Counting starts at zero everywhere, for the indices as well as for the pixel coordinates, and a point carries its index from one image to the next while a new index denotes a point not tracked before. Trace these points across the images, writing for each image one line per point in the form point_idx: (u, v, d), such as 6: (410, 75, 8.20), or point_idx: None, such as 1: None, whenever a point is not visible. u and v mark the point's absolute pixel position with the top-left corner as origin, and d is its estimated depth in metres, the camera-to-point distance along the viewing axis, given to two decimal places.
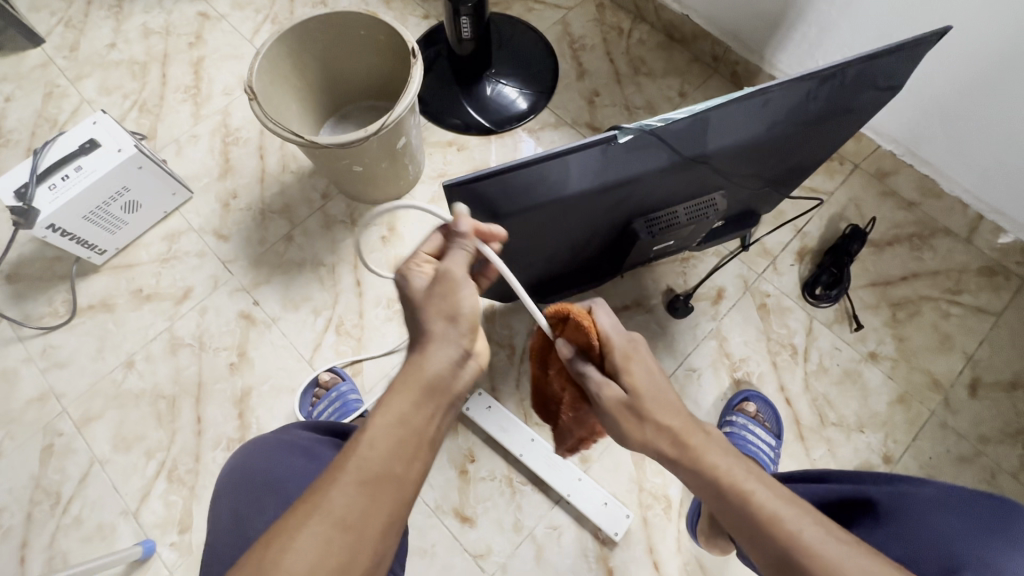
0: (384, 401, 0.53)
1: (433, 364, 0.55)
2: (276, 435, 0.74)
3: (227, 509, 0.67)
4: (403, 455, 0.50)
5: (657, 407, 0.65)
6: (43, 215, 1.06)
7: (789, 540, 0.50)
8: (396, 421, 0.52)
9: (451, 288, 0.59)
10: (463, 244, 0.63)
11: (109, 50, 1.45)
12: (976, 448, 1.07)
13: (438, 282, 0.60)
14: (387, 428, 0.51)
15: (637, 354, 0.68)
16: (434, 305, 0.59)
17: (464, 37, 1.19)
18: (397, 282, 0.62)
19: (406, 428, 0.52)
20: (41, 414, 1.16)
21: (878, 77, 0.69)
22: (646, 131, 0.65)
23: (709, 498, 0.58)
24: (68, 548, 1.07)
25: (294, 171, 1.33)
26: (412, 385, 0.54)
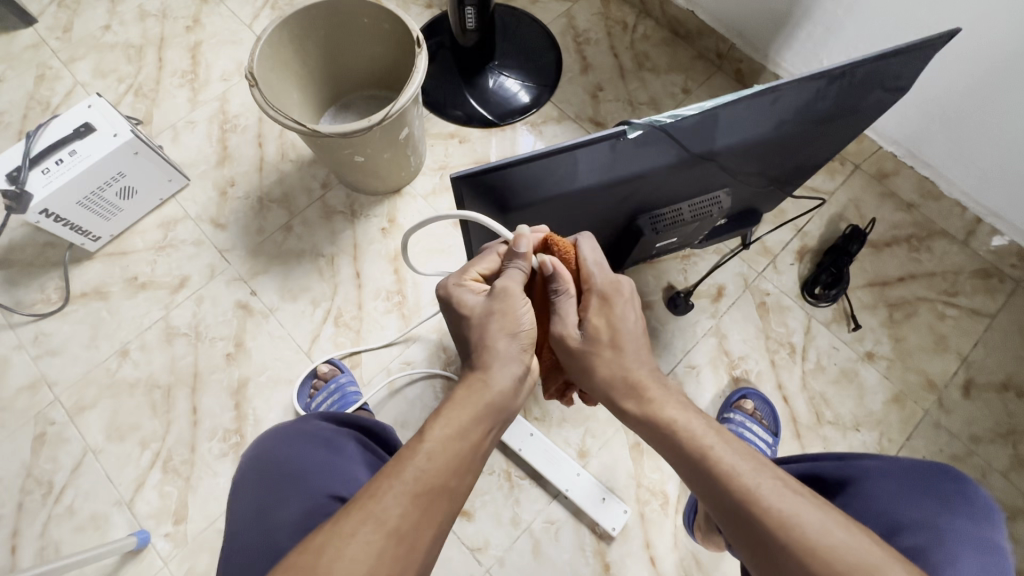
0: (442, 415, 0.55)
1: (494, 386, 0.58)
2: (296, 427, 0.74)
3: (248, 501, 0.65)
4: (458, 470, 0.52)
5: (621, 355, 0.66)
6: (36, 199, 1.04)
7: (746, 494, 0.51)
8: (452, 436, 0.54)
9: (509, 309, 0.63)
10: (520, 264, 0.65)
11: (103, 32, 1.42)
12: (968, 447, 1.09)
13: (497, 300, 0.63)
14: (445, 442, 0.53)
15: (619, 297, 0.67)
16: (495, 324, 0.62)
17: (469, 28, 1.18)
18: (449, 297, 0.66)
19: (462, 444, 0.54)
20: (33, 402, 1.14)
21: (886, 78, 0.69)
22: (656, 127, 0.64)
23: (665, 451, 0.60)
24: (60, 538, 1.06)
25: (294, 160, 1.31)
26: (469, 404, 0.56)
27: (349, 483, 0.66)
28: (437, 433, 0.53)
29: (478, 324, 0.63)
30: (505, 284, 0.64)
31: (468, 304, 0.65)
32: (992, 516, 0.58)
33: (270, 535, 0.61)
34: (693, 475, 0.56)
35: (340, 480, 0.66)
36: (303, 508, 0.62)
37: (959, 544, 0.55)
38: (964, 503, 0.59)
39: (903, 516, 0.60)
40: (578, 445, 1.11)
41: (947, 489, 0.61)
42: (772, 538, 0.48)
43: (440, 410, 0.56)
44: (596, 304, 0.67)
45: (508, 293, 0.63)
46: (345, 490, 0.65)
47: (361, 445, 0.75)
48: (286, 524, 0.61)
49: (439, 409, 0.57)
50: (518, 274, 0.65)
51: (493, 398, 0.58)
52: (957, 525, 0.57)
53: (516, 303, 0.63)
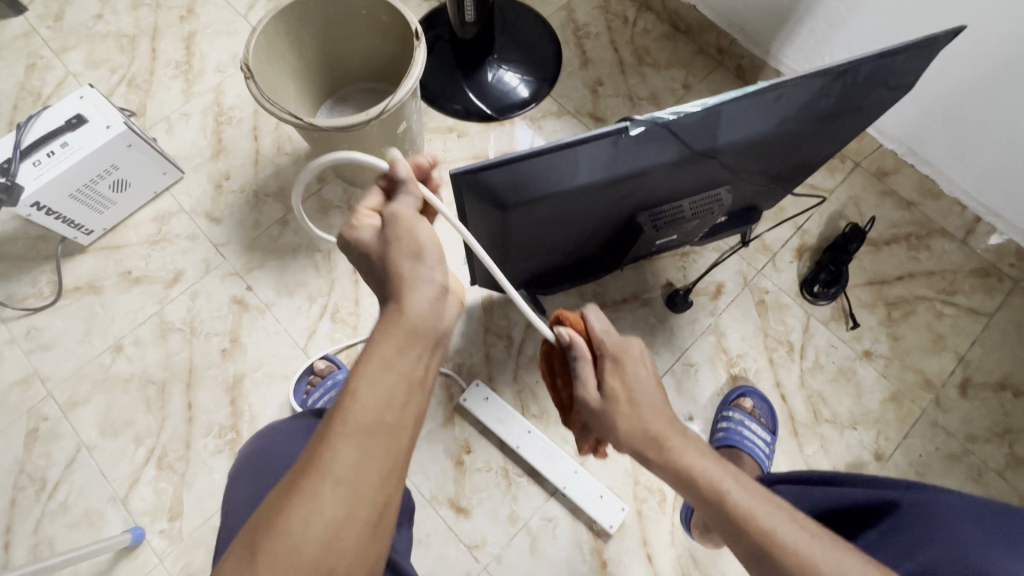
0: (373, 343, 0.47)
1: (422, 299, 0.50)
2: (288, 425, 0.75)
3: (245, 492, 0.65)
4: (395, 403, 0.45)
5: (637, 408, 0.66)
6: (27, 192, 1.02)
7: (769, 541, 0.50)
8: (385, 367, 0.46)
9: (406, 231, 0.53)
10: (410, 191, 0.56)
11: (95, 22, 1.40)
12: (964, 446, 1.09)
13: (390, 227, 0.54)
14: (377, 378, 0.45)
15: (627, 357, 0.69)
16: (400, 247, 0.52)
17: (468, 21, 1.17)
18: (341, 243, 0.55)
19: (397, 373, 0.46)
20: (25, 398, 1.13)
21: (889, 77, 0.68)
22: (658, 123, 0.63)
23: (685, 494, 0.60)
24: (54, 534, 1.05)
25: (290, 153, 1.30)
26: (399, 326, 0.48)
27: None
28: (368, 367, 0.45)
29: (381, 256, 0.53)
30: (397, 211, 0.54)
31: (365, 241, 0.54)
32: None
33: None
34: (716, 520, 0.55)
35: None
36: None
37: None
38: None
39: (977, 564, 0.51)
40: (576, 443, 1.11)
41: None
42: None
43: (369, 341, 0.47)
44: (609, 365, 0.69)
45: (405, 218, 0.54)
46: None
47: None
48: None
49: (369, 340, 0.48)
50: (410, 200, 0.56)
51: (427, 311, 0.50)
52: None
53: (417, 224, 0.54)
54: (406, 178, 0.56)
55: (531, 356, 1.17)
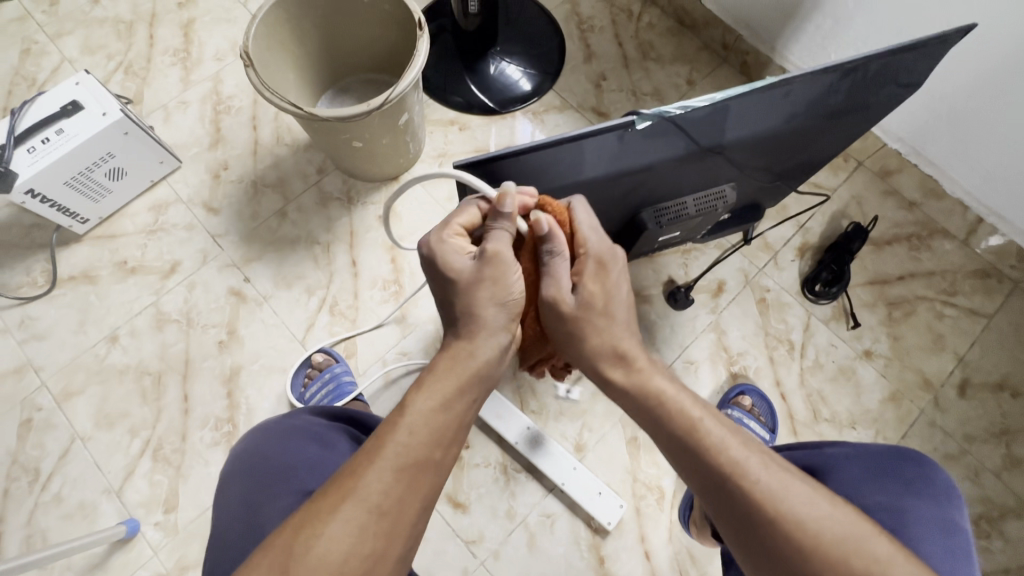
0: (425, 384, 0.57)
1: (482, 354, 0.60)
2: (286, 420, 0.72)
3: (236, 494, 0.64)
4: (441, 443, 0.54)
5: (608, 322, 0.64)
6: (21, 178, 1.00)
7: (733, 467, 0.53)
8: (435, 409, 0.55)
9: (500, 276, 0.61)
10: (506, 226, 0.61)
11: (91, 7, 1.38)
12: (962, 446, 1.09)
13: (485, 266, 0.60)
14: (429, 414, 0.54)
15: (613, 266, 0.65)
16: (484, 291, 0.61)
17: (471, 12, 1.15)
18: (429, 257, 0.62)
19: (448, 413, 0.56)
20: (19, 387, 1.11)
21: (899, 73, 0.67)
22: (665, 117, 0.63)
23: (654, 434, 0.61)
24: (47, 526, 1.04)
25: (289, 144, 1.28)
26: (458, 370, 0.58)
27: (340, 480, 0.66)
28: (419, 405, 0.54)
29: (464, 291, 0.61)
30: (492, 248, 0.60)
31: (456, 266, 0.61)
32: (953, 496, 0.62)
33: (255, 532, 0.60)
34: (681, 451, 0.58)
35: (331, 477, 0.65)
36: (291, 504, 0.61)
37: (925, 526, 0.59)
38: (923, 484, 0.63)
39: (870, 500, 0.64)
40: (575, 439, 1.10)
41: (910, 473, 0.65)
42: (759, 513, 0.50)
43: (422, 380, 0.57)
44: (592, 270, 0.64)
45: (501, 257, 0.60)
46: None
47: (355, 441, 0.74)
48: (272, 519, 0.60)
49: (422, 380, 0.58)
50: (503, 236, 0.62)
51: (477, 363, 0.59)
52: (921, 511, 0.61)
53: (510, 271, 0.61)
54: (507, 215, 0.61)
55: None
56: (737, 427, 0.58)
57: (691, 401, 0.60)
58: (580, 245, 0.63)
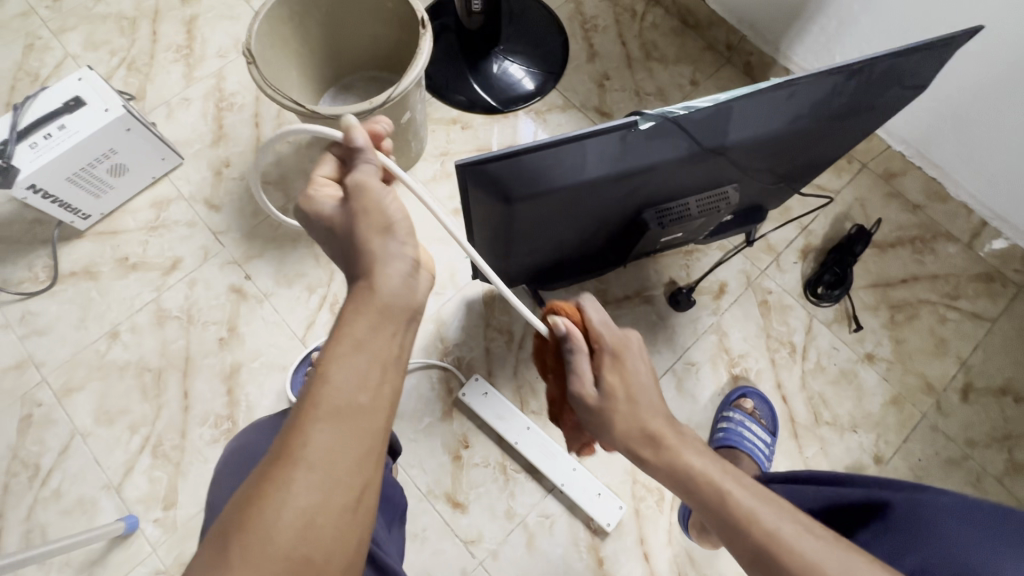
0: (348, 319, 0.49)
1: (393, 274, 0.52)
2: (274, 420, 0.72)
3: (227, 493, 0.63)
4: (374, 382, 0.46)
5: (634, 406, 0.63)
6: (23, 174, 1.00)
7: (773, 545, 0.49)
8: (357, 345, 0.47)
9: (370, 204, 0.55)
10: (367, 158, 0.58)
11: (95, 3, 1.38)
12: (964, 451, 1.09)
13: (352, 198, 0.55)
14: (349, 353, 0.46)
15: (628, 352, 0.67)
16: (360, 220, 0.54)
17: (474, 10, 1.15)
18: (304, 210, 0.58)
19: (372, 347, 0.48)
20: (20, 383, 1.12)
21: (904, 76, 0.67)
22: (668, 118, 0.62)
23: (678, 491, 0.59)
24: (46, 521, 1.04)
25: (291, 141, 1.28)
26: (376, 295, 0.50)
27: None
28: (345, 343, 0.47)
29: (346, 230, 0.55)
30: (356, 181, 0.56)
31: (329, 217, 0.57)
32: None
33: None
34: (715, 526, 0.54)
35: None
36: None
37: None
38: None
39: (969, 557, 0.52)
40: None
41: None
42: None
43: (344, 317, 0.49)
44: (609, 362, 0.67)
45: (368, 185, 0.55)
46: None
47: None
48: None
49: (339, 318, 0.49)
50: (369, 167, 0.58)
51: (399, 286, 0.51)
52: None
53: (382, 194, 0.56)
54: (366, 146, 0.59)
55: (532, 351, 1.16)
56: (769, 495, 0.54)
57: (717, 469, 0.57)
58: (595, 341, 0.68)
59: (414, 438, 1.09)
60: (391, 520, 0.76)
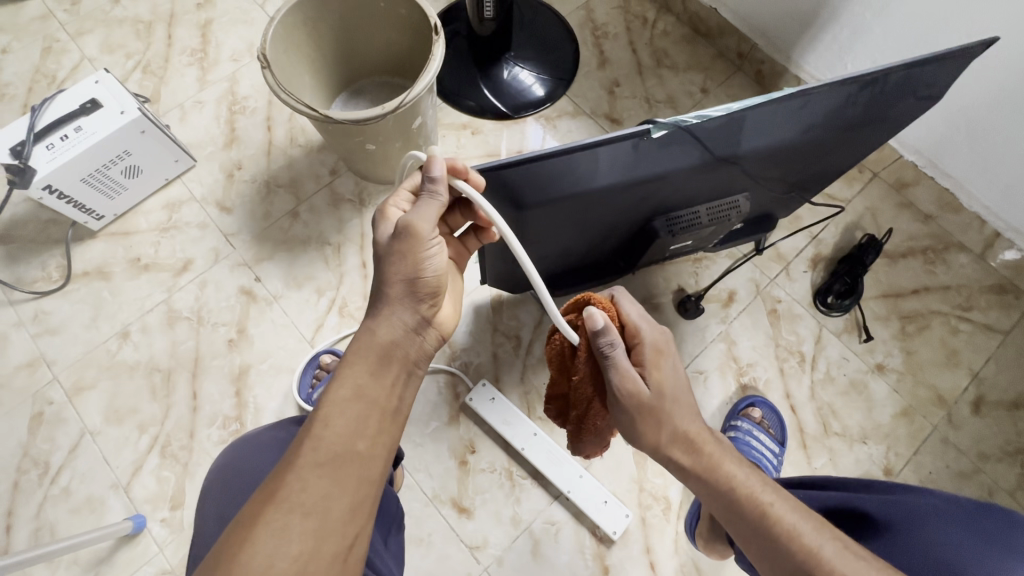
0: (342, 375, 0.60)
1: (383, 333, 0.62)
2: (265, 433, 0.74)
3: (214, 509, 0.66)
4: (361, 434, 0.57)
5: (674, 407, 0.66)
6: (39, 175, 1.01)
7: (812, 559, 0.52)
8: (351, 398, 0.58)
9: (411, 250, 0.62)
10: (434, 195, 0.63)
11: (112, 7, 1.39)
12: (975, 464, 1.07)
13: (402, 236, 0.62)
14: (343, 406, 0.57)
15: (667, 349, 0.69)
16: (396, 266, 0.62)
17: (486, 17, 1.15)
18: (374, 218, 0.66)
19: (364, 401, 0.58)
20: (31, 381, 1.13)
21: (919, 86, 0.67)
22: (681, 126, 0.62)
23: (720, 508, 0.62)
24: (55, 519, 1.04)
25: (302, 145, 1.29)
26: (370, 349, 0.61)
27: None
28: (335, 397, 0.58)
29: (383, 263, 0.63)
30: (410, 220, 0.62)
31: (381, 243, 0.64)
32: None
33: None
34: (752, 540, 0.58)
35: None
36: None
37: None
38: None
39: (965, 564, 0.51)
40: None
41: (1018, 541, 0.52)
42: None
43: (338, 372, 0.60)
44: (650, 359, 0.67)
45: (417, 231, 0.61)
46: None
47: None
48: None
49: (338, 372, 0.60)
50: (432, 203, 0.63)
51: (385, 344, 0.62)
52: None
53: (425, 246, 0.62)
54: (440, 179, 0.62)
55: (540, 357, 1.16)
56: (803, 512, 0.57)
57: (760, 488, 0.60)
58: (635, 335, 0.67)
59: (420, 443, 1.10)
60: (388, 529, 0.76)
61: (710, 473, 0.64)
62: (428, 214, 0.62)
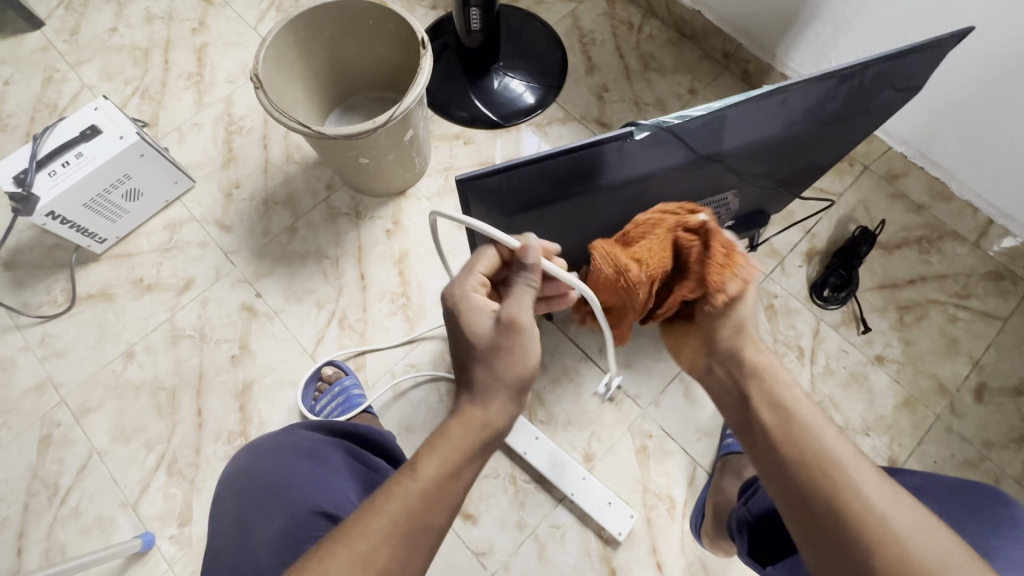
0: (437, 440, 0.53)
1: (489, 414, 0.55)
2: (280, 436, 0.73)
3: (231, 515, 0.65)
4: (448, 509, 0.51)
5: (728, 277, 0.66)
6: (42, 202, 1.04)
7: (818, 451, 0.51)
8: (445, 472, 0.52)
9: (519, 342, 0.57)
10: (531, 282, 0.61)
11: (110, 35, 1.43)
12: (981, 452, 1.07)
13: (505, 324, 0.58)
14: (436, 478, 0.51)
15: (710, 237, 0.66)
16: (508, 362, 0.56)
17: (473, 29, 1.18)
18: (453, 306, 0.61)
19: (458, 480, 0.52)
20: (40, 404, 1.14)
21: (896, 78, 0.68)
22: (663, 128, 0.63)
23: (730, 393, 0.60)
24: (66, 539, 1.06)
25: (298, 162, 1.31)
26: (470, 419, 0.55)
27: (333, 496, 0.66)
28: (432, 466, 0.52)
29: (485, 351, 0.57)
30: (514, 311, 0.58)
31: (475, 327, 0.59)
32: None
33: (250, 552, 0.61)
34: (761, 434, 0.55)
35: (325, 494, 0.65)
36: (285, 524, 0.62)
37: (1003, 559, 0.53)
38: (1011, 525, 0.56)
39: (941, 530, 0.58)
40: (584, 449, 1.10)
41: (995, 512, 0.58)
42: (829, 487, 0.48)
43: (437, 437, 0.54)
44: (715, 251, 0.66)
45: (520, 324, 0.58)
46: (326, 504, 0.64)
47: (348, 454, 0.74)
48: (266, 540, 0.61)
49: (434, 437, 0.54)
50: (528, 291, 0.61)
51: (491, 425, 0.55)
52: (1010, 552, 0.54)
53: (529, 341, 0.57)
54: (533, 267, 0.61)
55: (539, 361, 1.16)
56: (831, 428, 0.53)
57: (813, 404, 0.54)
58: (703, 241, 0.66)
59: None
60: None
61: (774, 376, 0.58)
62: (525, 303, 0.60)
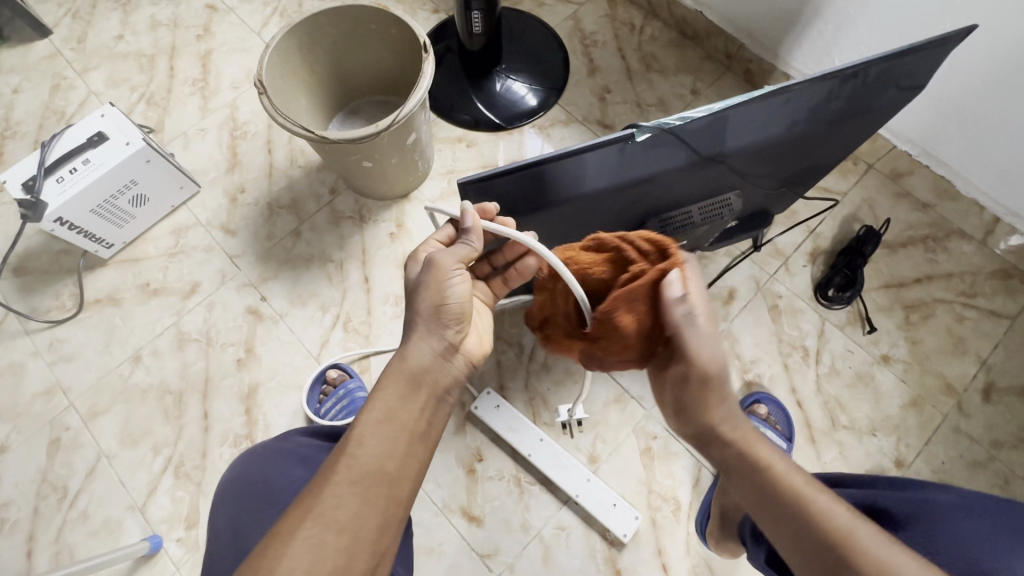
0: (375, 398, 0.60)
1: (414, 359, 0.63)
2: (275, 443, 0.74)
3: (226, 522, 0.66)
4: (393, 455, 0.57)
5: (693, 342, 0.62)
6: (51, 208, 1.05)
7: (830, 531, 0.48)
8: (381, 421, 0.58)
9: (439, 281, 0.66)
10: (468, 242, 0.68)
11: (116, 42, 1.45)
12: (989, 452, 1.06)
13: (428, 269, 0.67)
14: (374, 426, 0.58)
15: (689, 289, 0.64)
16: (430, 295, 0.66)
17: (475, 32, 1.18)
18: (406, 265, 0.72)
19: (394, 423, 0.59)
20: (49, 408, 1.16)
21: (900, 77, 0.67)
22: (664, 129, 0.63)
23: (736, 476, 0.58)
24: (74, 543, 1.07)
25: (302, 166, 1.32)
26: (400, 372, 0.62)
27: None
28: (368, 418, 0.58)
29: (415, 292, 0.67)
30: (439, 258, 0.67)
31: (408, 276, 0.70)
32: None
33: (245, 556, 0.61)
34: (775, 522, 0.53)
35: None
36: None
37: None
38: None
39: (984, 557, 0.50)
40: (588, 451, 1.10)
41: None
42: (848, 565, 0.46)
43: (373, 395, 0.61)
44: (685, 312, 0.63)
45: (442, 269, 0.66)
46: None
47: None
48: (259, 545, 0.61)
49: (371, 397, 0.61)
50: (466, 250, 0.68)
51: (420, 370, 0.63)
52: None
53: (449, 283, 0.66)
54: (471, 230, 0.67)
55: (543, 363, 1.16)
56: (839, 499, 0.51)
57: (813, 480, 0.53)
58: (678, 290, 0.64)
59: None
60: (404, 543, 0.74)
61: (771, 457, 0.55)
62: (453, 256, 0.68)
